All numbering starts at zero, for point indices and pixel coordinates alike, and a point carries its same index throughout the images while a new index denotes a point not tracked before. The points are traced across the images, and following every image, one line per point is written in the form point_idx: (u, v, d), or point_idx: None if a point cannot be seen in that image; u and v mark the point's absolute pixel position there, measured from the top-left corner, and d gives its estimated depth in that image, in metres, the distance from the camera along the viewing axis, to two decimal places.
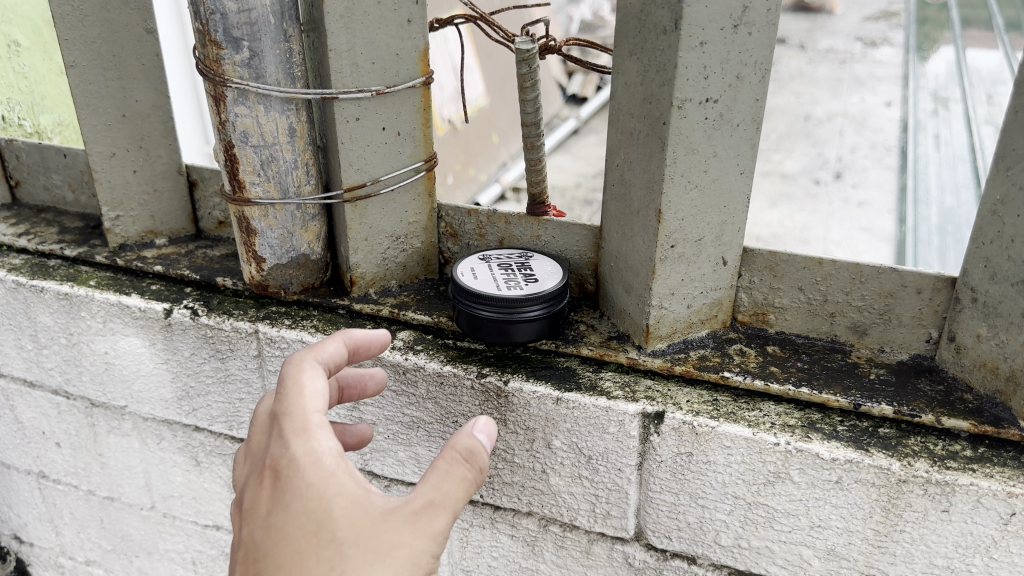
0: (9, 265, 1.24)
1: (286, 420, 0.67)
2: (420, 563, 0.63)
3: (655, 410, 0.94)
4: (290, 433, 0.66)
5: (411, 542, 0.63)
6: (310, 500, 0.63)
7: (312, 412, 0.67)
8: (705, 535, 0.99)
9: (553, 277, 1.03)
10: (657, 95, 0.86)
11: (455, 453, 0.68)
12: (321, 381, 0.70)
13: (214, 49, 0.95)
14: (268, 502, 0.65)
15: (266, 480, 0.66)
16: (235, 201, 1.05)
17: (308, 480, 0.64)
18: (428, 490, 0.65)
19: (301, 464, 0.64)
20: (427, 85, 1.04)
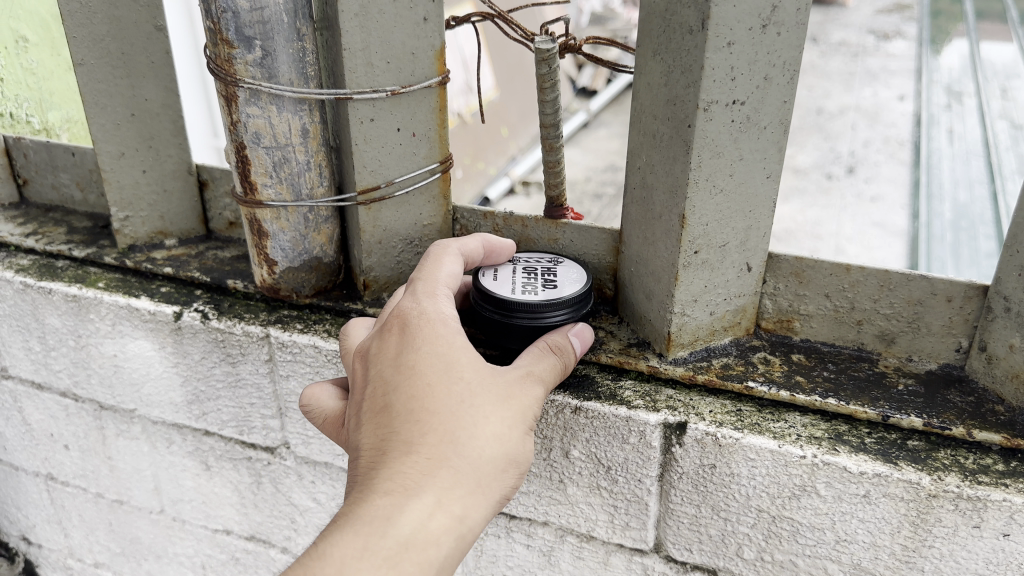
0: (17, 266, 1.22)
1: (419, 290, 0.85)
2: (526, 411, 0.80)
3: (677, 420, 0.92)
4: (420, 295, 0.84)
5: (518, 394, 0.80)
6: (438, 343, 0.78)
7: (437, 285, 0.86)
8: (727, 547, 0.96)
9: (574, 285, 0.99)
10: (682, 97, 0.83)
11: (550, 346, 0.90)
12: (451, 266, 0.89)
13: (225, 48, 0.92)
14: (397, 343, 0.79)
15: (395, 329, 0.80)
16: (246, 203, 1.02)
17: (438, 328, 0.79)
18: (528, 365, 0.85)
19: (432, 317, 0.81)
20: (443, 84, 1.01)
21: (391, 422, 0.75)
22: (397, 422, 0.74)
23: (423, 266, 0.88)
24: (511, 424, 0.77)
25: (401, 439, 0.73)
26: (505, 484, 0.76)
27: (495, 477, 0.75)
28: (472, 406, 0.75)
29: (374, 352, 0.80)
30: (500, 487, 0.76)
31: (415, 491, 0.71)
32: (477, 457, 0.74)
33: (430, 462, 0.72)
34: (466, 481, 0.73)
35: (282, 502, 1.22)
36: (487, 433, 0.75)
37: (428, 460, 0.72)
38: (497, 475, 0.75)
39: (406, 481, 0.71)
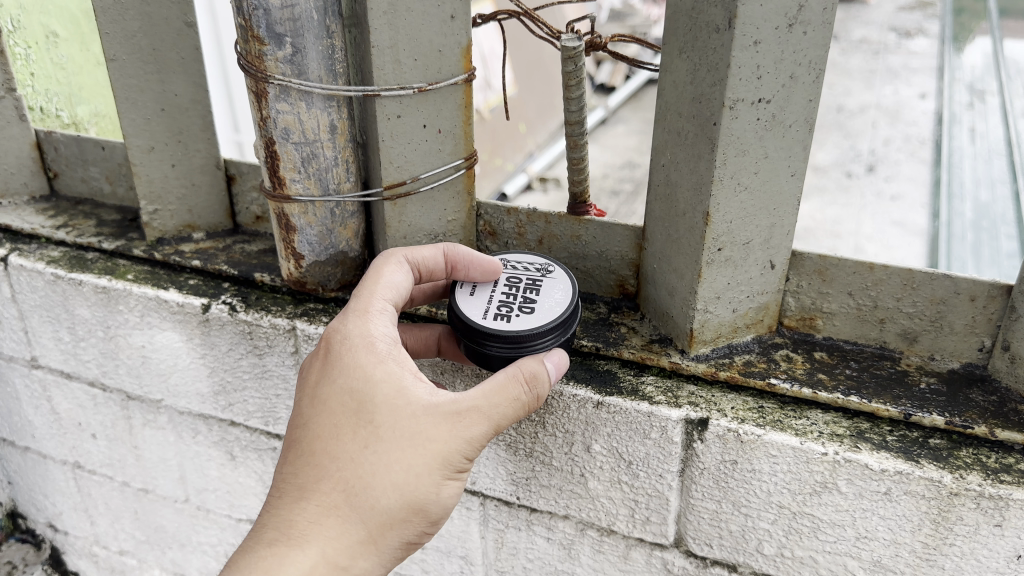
0: (48, 257, 1.25)
1: (354, 308, 0.88)
2: (445, 457, 0.80)
3: (699, 416, 0.92)
4: (352, 316, 0.87)
5: (440, 438, 0.80)
6: (356, 378, 0.83)
7: (375, 302, 0.88)
8: (747, 543, 0.97)
9: (554, 308, 0.93)
10: (708, 95, 0.84)
11: (520, 374, 0.84)
12: (400, 276, 0.91)
13: (256, 45, 0.93)
14: (321, 370, 0.85)
15: (325, 353, 0.86)
16: (275, 198, 1.04)
17: (358, 361, 0.83)
18: (475, 397, 0.81)
19: (356, 346, 0.84)
20: (468, 81, 1.02)
21: (297, 458, 0.82)
22: (300, 459, 0.82)
23: (368, 277, 0.90)
24: (416, 472, 0.80)
25: (299, 479, 0.81)
26: (406, 523, 0.81)
27: (392, 519, 0.81)
28: (371, 454, 0.80)
29: (308, 371, 0.87)
30: (401, 525, 0.81)
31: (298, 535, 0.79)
32: (368, 503, 0.80)
33: (316, 508, 0.80)
34: (352, 526, 0.80)
35: None
36: (381, 481, 0.80)
37: (316, 505, 0.80)
38: (396, 516, 0.80)
39: (290, 523, 0.79)
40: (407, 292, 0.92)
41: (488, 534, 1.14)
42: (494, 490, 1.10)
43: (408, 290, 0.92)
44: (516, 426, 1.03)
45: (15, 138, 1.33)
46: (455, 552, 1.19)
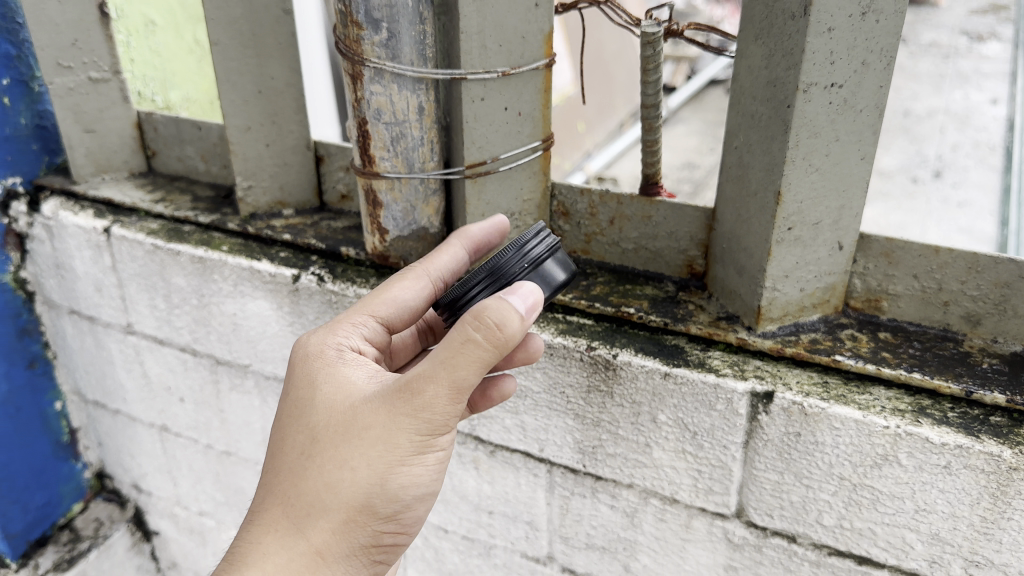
0: (147, 229, 1.33)
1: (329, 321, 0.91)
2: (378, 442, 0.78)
3: (765, 389, 0.96)
4: (320, 331, 0.90)
5: (375, 422, 0.78)
6: (305, 385, 0.85)
7: (355, 316, 0.91)
8: (808, 514, 1.01)
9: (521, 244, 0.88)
10: (782, 79, 0.89)
11: (468, 323, 0.74)
12: (406, 291, 0.93)
13: (355, 29, 1.00)
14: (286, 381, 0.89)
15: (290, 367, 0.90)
16: (364, 174, 1.12)
17: (310, 371, 0.86)
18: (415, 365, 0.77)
19: (307, 356, 0.87)
20: (549, 67, 1.07)
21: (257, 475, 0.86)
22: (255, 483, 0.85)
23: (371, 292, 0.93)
24: (350, 464, 0.78)
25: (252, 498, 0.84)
26: (353, 521, 0.80)
27: (336, 521, 0.79)
28: (307, 458, 0.81)
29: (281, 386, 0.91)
30: (345, 524, 0.80)
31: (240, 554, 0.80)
32: (305, 507, 0.79)
33: (257, 526, 0.81)
34: (291, 536, 0.79)
35: None
36: (314, 482, 0.79)
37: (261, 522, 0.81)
38: (337, 515, 0.79)
39: (237, 548, 0.81)
40: (417, 304, 0.94)
41: (553, 500, 1.20)
42: (561, 457, 1.16)
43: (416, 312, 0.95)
44: (585, 395, 1.09)
45: (118, 119, 1.45)
46: (521, 518, 1.25)
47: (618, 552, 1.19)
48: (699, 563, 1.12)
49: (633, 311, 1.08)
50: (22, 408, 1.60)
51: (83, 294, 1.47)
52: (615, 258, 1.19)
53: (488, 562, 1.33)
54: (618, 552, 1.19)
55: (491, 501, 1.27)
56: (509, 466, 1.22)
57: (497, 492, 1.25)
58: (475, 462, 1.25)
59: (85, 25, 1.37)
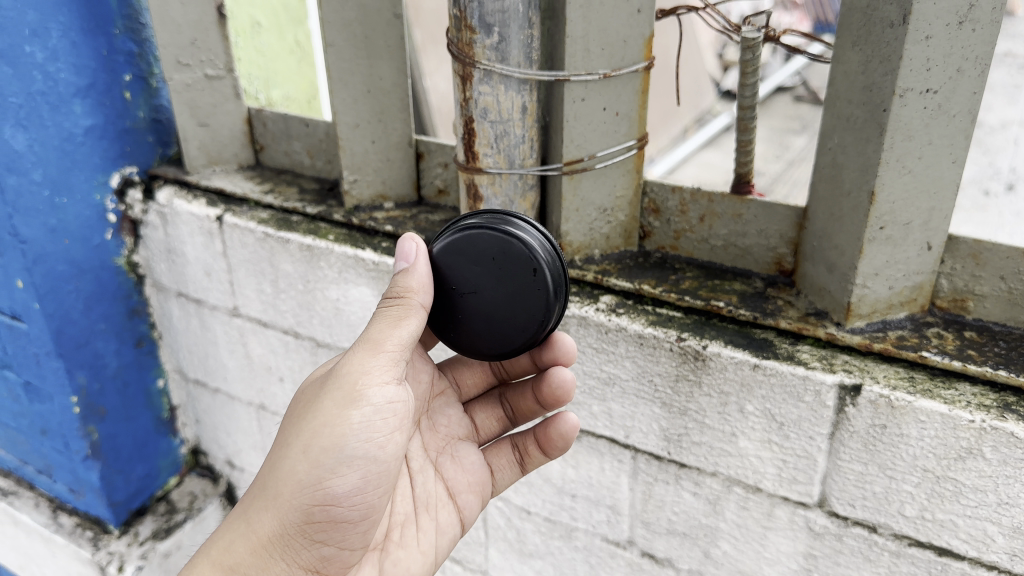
0: (258, 218, 1.43)
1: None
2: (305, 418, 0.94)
3: (853, 382, 1.00)
4: None
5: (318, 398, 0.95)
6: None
7: None
8: (890, 505, 1.04)
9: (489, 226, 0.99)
10: (879, 84, 0.93)
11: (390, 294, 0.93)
12: None
13: (468, 33, 1.08)
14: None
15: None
16: (467, 169, 1.18)
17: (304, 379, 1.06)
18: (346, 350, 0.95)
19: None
20: (648, 69, 1.13)
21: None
22: None
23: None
24: (284, 436, 0.95)
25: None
26: (281, 494, 0.93)
27: (268, 492, 0.94)
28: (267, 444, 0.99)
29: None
30: (277, 493, 0.93)
31: (206, 541, 0.98)
32: (255, 484, 0.96)
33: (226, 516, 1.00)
34: (239, 516, 0.96)
35: None
36: (264, 461, 0.97)
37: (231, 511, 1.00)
38: (269, 490, 0.94)
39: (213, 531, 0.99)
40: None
41: (637, 486, 1.25)
42: (646, 444, 1.21)
43: None
44: (673, 384, 1.14)
45: (230, 114, 1.55)
46: (603, 502, 1.31)
47: (699, 538, 1.23)
48: (780, 551, 1.16)
49: (723, 305, 1.13)
50: (129, 383, 1.70)
51: (192, 278, 1.58)
52: (703, 254, 1.24)
53: (569, 544, 1.38)
54: (698, 538, 1.23)
55: (575, 485, 1.32)
56: (594, 451, 1.28)
57: (581, 476, 1.31)
58: None
59: (204, 25, 1.47)
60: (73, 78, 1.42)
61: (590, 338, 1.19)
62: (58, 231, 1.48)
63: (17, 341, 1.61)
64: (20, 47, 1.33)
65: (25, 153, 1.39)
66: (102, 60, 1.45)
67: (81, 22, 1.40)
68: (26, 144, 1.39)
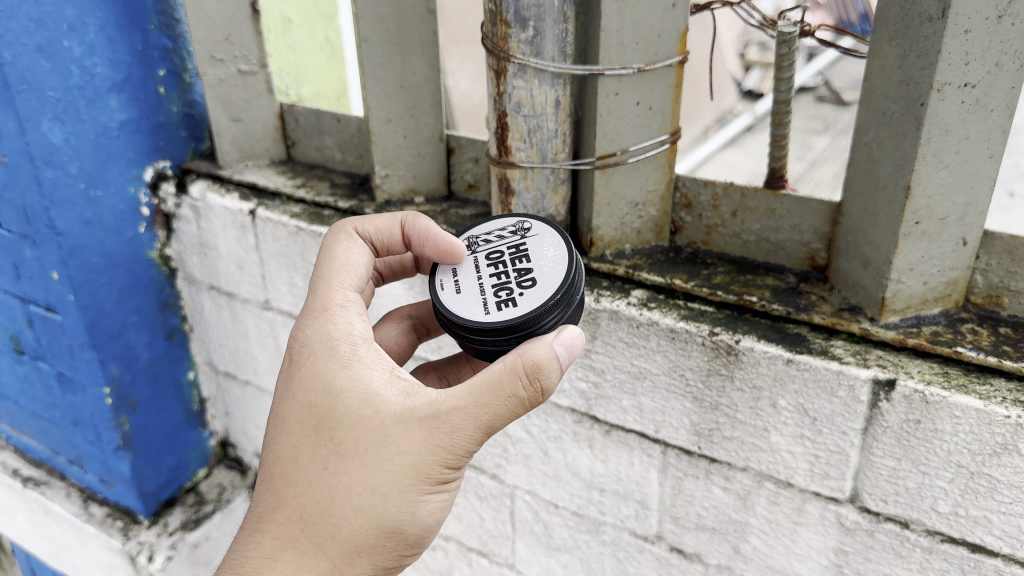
0: (290, 212, 1.45)
1: (314, 308, 0.98)
2: (405, 473, 0.87)
3: (887, 377, 1.00)
4: (319, 317, 0.96)
5: (410, 447, 0.87)
6: (319, 390, 0.91)
7: (335, 297, 0.99)
8: (923, 501, 1.04)
9: (553, 268, 0.99)
10: (917, 78, 0.93)
11: (521, 365, 0.85)
12: (353, 254, 1.05)
13: (503, 28, 1.08)
14: (290, 380, 0.94)
15: (288, 362, 0.96)
16: (500, 163, 1.19)
17: (322, 372, 0.92)
18: (460, 399, 0.86)
19: (318, 352, 0.93)
20: (682, 64, 1.13)
21: (259, 481, 0.93)
22: (265, 483, 0.92)
23: (324, 265, 1.04)
24: (380, 489, 0.88)
25: (259, 508, 0.92)
26: (376, 549, 0.91)
27: (355, 543, 0.89)
28: (330, 474, 0.89)
29: (276, 383, 0.97)
30: (372, 547, 0.90)
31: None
32: (334, 530, 0.89)
33: (272, 542, 0.89)
34: (314, 560, 0.89)
35: (497, 432, 1.42)
36: (343, 506, 0.88)
37: (272, 535, 0.90)
38: (359, 541, 0.89)
39: (247, 559, 0.89)
40: (363, 263, 1.05)
41: (666, 481, 1.26)
42: (677, 439, 1.22)
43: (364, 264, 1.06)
44: (705, 378, 1.14)
45: (263, 109, 1.56)
46: (632, 496, 1.31)
47: (729, 533, 1.23)
48: (810, 546, 1.16)
49: (755, 300, 1.13)
50: (161, 375, 1.72)
51: (224, 271, 1.61)
52: (735, 249, 1.24)
53: (596, 538, 1.39)
54: (728, 533, 1.23)
55: (603, 480, 1.33)
56: (623, 446, 1.28)
57: (610, 471, 1.31)
58: (590, 442, 1.32)
59: (238, 21, 1.48)
60: (109, 72, 1.44)
61: (621, 332, 1.19)
62: (93, 223, 1.50)
63: (51, 333, 1.63)
64: (59, 42, 1.35)
65: (62, 146, 1.41)
66: (137, 55, 1.47)
67: (117, 18, 1.42)
68: (64, 138, 1.41)
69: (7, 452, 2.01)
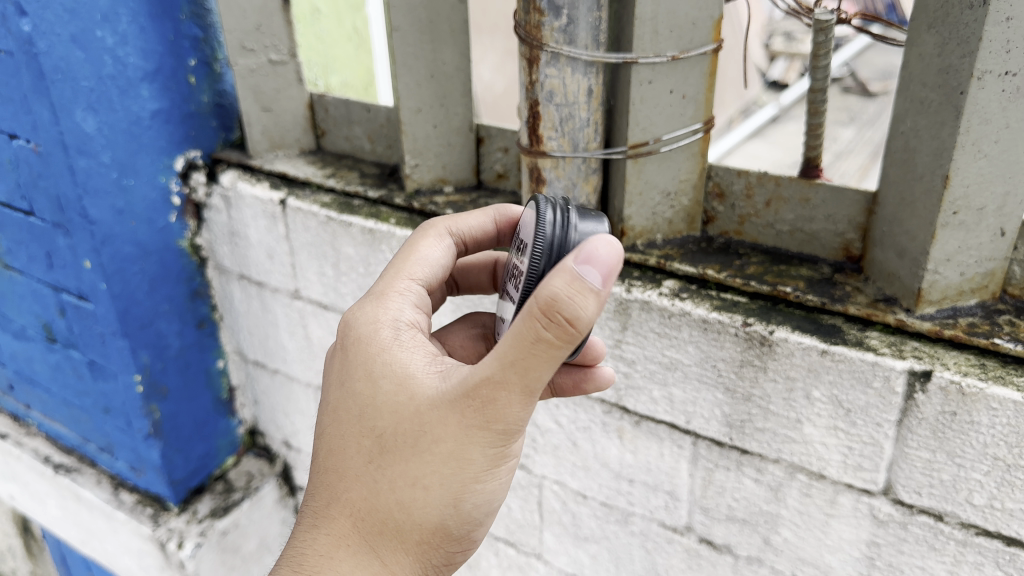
0: (320, 202, 1.47)
1: (374, 294, 0.98)
2: (446, 459, 0.84)
3: (923, 368, 0.99)
4: (370, 304, 0.96)
5: (445, 434, 0.84)
6: (365, 377, 0.90)
7: (397, 285, 0.98)
8: (958, 493, 1.03)
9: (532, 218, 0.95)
10: (956, 66, 0.92)
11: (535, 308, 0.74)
12: (433, 249, 1.02)
13: (536, 15, 1.08)
14: (340, 368, 0.93)
15: (338, 348, 0.96)
16: (531, 152, 1.19)
17: (363, 358, 0.91)
18: (484, 369, 0.80)
19: (364, 341, 0.92)
20: (717, 52, 1.12)
21: (314, 475, 0.93)
22: (317, 477, 0.92)
23: (400, 255, 1.02)
24: (422, 481, 0.86)
25: (314, 501, 0.91)
26: (427, 541, 0.89)
27: (411, 537, 0.88)
28: (377, 467, 0.87)
29: (326, 370, 0.97)
30: (427, 540, 0.89)
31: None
32: (381, 525, 0.87)
33: (327, 539, 0.88)
34: (365, 555, 0.88)
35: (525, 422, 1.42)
36: (388, 499, 0.87)
37: (326, 532, 0.89)
38: (413, 537, 0.88)
39: (303, 558, 0.89)
40: (444, 260, 1.02)
41: (696, 472, 1.25)
42: (708, 430, 1.21)
43: (443, 262, 1.03)
44: (737, 369, 1.14)
45: (293, 99, 1.57)
46: (662, 487, 1.31)
47: (759, 525, 1.23)
48: (842, 538, 1.15)
49: (790, 290, 1.13)
50: (191, 364, 1.74)
51: (254, 261, 1.62)
52: (769, 240, 1.24)
53: (625, 529, 1.39)
54: (759, 525, 1.23)
55: (633, 470, 1.33)
56: (653, 436, 1.28)
57: (639, 462, 1.31)
58: (619, 432, 1.31)
59: (268, 11, 1.49)
60: (141, 62, 1.44)
61: (652, 323, 1.19)
62: (125, 213, 1.51)
63: (83, 321, 1.65)
64: (92, 31, 1.36)
65: (95, 135, 1.42)
66: (168, 45, 1.47)
67: (149, 8, 1.43)
68: (97, 127, 1.42)
69: (39, 439, 2.03)
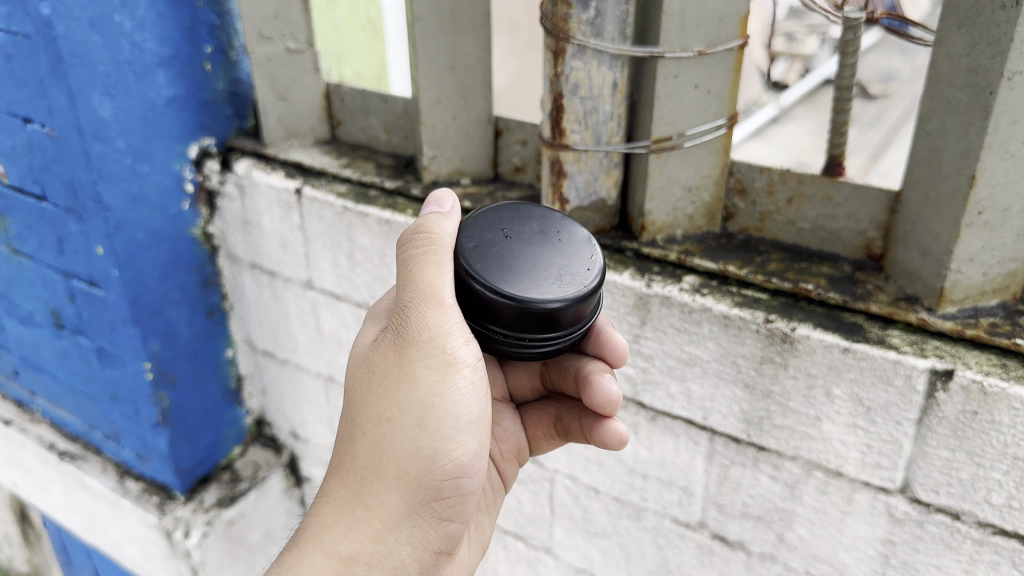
0: (336, 191, 1.46)
1: None
2: (393, 385, 0.89)
3: (945, 367, 0.99)
4: None
5: (389, 363, 0.90)
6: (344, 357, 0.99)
7: None
8: (976, 492, 1.03)
9: None
10: (986, 66, 0.92)
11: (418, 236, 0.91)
12: None
13: (564, 7, 1.07)
14: None
15: None
16: (553, 145, 1.19)
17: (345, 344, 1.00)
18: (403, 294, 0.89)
19: None
20: (743, 47, 1.12)
21: None
22: None
23: None
24: (385, 414, 0.89)
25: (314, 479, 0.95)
26: (408, 475, 0.90)
27: (386, 476, 0.90)
28: (347, 418, 0.92)
29: None
30: (403, 475, 0.90)
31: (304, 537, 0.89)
32: (361, 471, 0.89)
33: (316, 500, 0.92)
34: (352, 505, 0.89)
35: None
36: (362, 444, 0.90)
37: (316, 495, 0.92)
38: (386, 475, 0.90)
39: (299, 527, 0.91)
40: None
41: (712, 468, 1.26)
42: (725, 426, 1.21)
43: None
44: (757, 366, 1.14)
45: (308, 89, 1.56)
46: (676, 483, 1.31)
47: (774, 521, 1.23)
48: (857, 536, 1.16)
49: (811, 288, 1.13)
50: (200, 352, 1.73)
51: (266, 250, 1.62)
52: (789, 237, 1.24)
53: (637, 524, 1.39)
54: (773, 521, 1.23)
55: (647, 466, 1.33)
56: (669, 432, 1.28)
57: (653, 457, 1.31)
58: (635, 427, 1.31)
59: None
60: (158, 48, 1.43)
61: (672, 318, 1.19)
62: (139, 199, 1.50)
63: (93, 308, 1.64)
64: (110, 16, 1.35)
65: (111, 121, 1.41)
66: (185, 31, 1.46)
67: None
68: (112, 113, 1.41)
69: (43, 426, 2.02)
